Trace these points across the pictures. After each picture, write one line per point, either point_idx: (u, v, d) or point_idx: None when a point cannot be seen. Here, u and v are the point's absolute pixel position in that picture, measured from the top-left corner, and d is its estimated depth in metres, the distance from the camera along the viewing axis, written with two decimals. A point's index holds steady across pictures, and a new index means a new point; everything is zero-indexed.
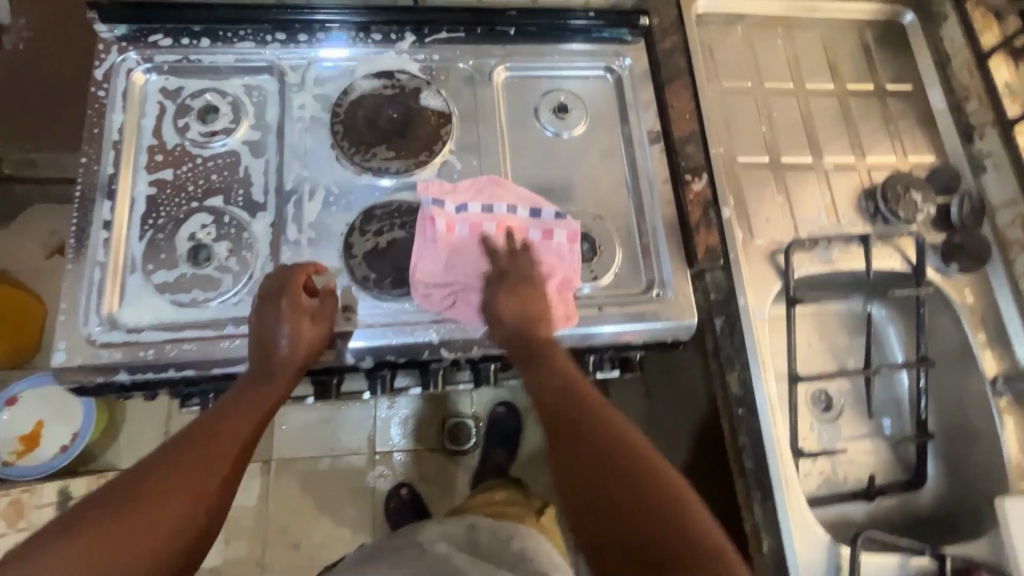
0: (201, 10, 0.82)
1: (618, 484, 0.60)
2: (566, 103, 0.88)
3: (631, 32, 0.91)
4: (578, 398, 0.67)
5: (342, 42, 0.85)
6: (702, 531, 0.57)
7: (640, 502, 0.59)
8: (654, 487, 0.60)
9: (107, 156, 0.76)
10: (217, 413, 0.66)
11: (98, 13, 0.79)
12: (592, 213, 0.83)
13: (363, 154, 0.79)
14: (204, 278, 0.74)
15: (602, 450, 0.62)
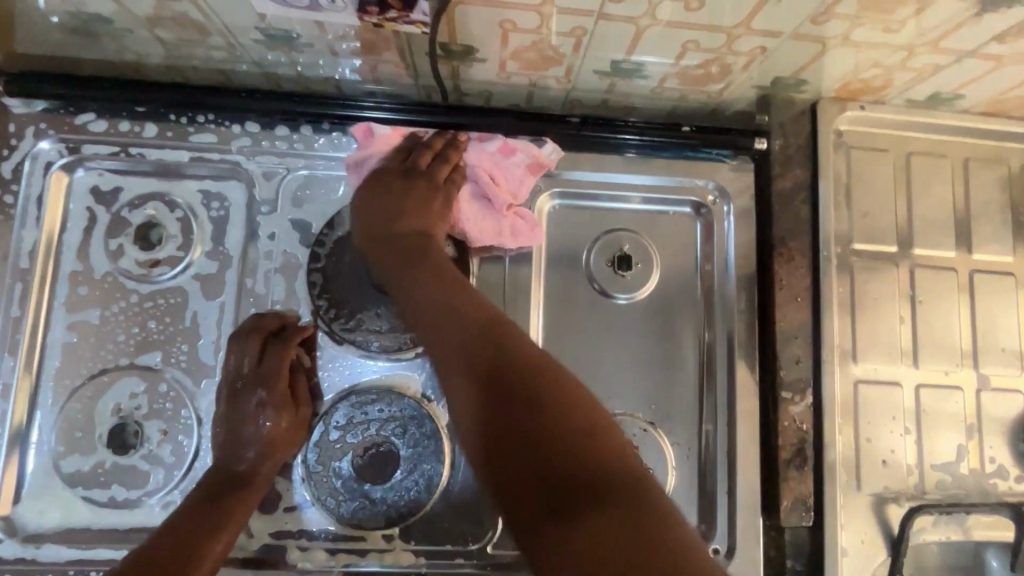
0: (147, 85, 0.60)
1: (527, 427, 0.43)
2: (631, 254, 0.64)
3: (735, 156, 0.65)
4: (495, 338, 0.49)
5: (334, 145, 0.63)
6: (649, 489, 0.41)
7: (560, 439, 0.42)
8: (582, 425, 0.43)
9: (16, 291, 0.58)
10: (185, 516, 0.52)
11: (4, 83, 0.58)
12: (645, 422, 0.62)
13: (345, 319, 0.59)
14: (127, 470, 0.58)
15: (510, 381, 0.46)
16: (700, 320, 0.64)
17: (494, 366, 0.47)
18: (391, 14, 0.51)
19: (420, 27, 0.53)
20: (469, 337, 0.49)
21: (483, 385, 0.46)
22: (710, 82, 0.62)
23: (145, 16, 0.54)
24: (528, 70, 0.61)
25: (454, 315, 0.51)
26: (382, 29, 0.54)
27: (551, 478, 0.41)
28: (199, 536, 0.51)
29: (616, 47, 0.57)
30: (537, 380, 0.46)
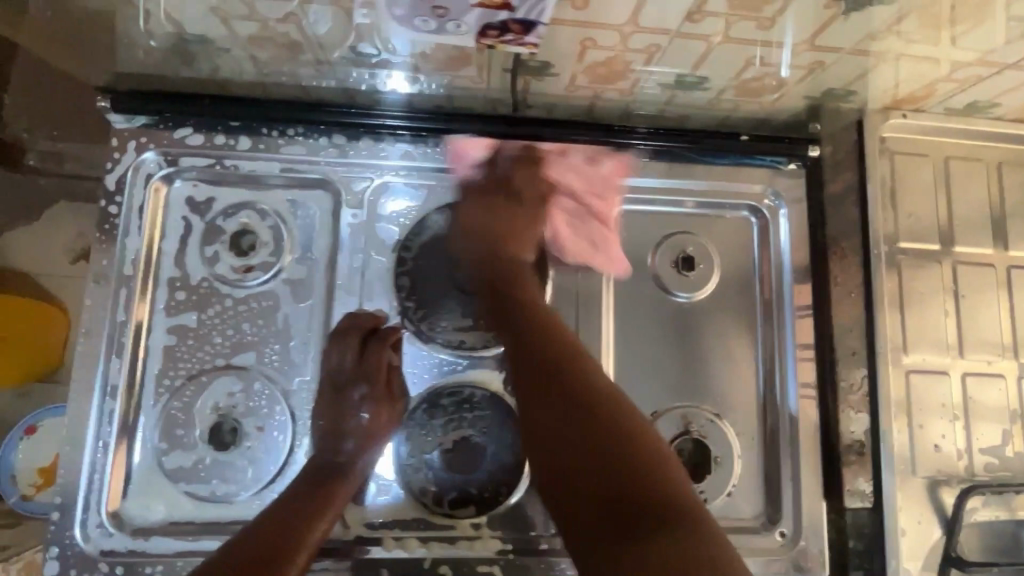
0: (243, 103, 0.65)
1: (550, 421, 0.51)
2: (693, 255, 0.68)
3: (791, 162, 0.69)
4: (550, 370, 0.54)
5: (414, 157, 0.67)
6: (671, 491, 0.46)
7: (628, 459, 0.48)
8: (641, 455, 0.48)
9: (120, 296, 0.61)
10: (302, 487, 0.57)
11: (111, 100, 0.63)
12: (710, 412, 0.66)
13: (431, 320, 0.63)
14: (226, 466, 0.61)
15: (605, 412, 0.50)
16: (755, 315, 0.68)
17: (553, 379, 0.53)
18: (509, 37, 0.56)
19: (529, 48, 0.59)
20: (579, 363, 0.54)
21: (540, 404, 0.52)
22: (765, 93, 0.66)
23: (248, 36, 0.58)
24: (594, 84, 0.66)
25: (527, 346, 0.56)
26: (492, 50, 0.59)
27: (599, 491, 0.47)
28: (304, 516, 0.55)
29: (682, 61, 0.61)
30: (581, 395, 0.51)
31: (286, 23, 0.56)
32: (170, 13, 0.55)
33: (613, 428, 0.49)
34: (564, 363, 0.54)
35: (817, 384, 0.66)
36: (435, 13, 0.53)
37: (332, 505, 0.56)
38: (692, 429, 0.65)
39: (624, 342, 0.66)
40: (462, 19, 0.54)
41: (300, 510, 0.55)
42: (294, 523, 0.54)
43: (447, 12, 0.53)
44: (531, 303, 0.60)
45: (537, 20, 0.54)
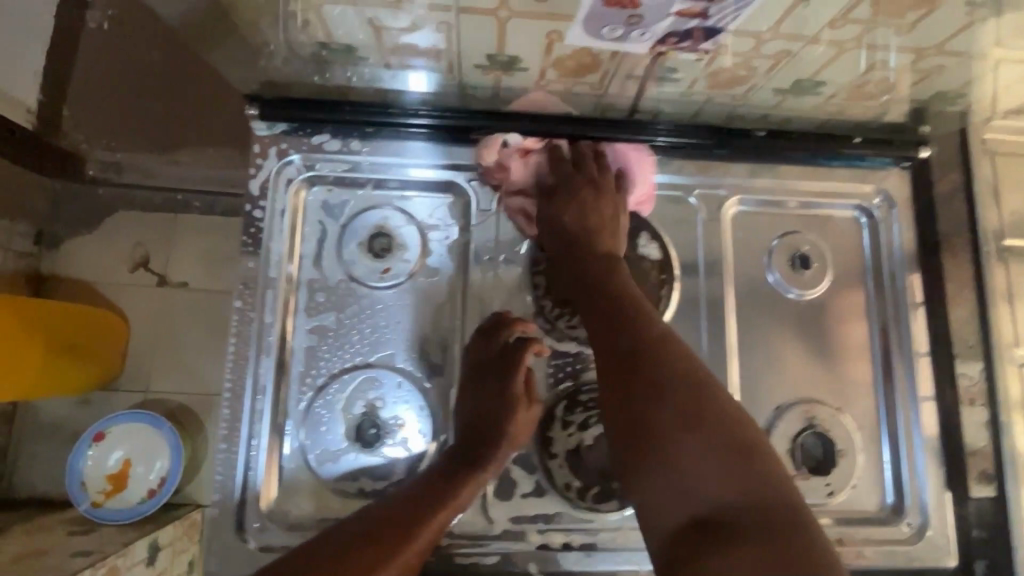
0: (379, 110, 0.68)
1: (628, 379, 0.52)
2: (808, 255, 0.71)
3: (898, 163, 0.73)
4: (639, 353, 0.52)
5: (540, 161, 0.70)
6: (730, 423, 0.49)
7: (727, 462, 0.47)
8: (733, 432, 0.48)
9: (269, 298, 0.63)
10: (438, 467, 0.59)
11: (258, 109, 0.66)
12: (832, 407, 0.68)
13: (567, 318, 0.64)
14: (371, 463, 0.62)
15: (683, 397, 0.49)
16: (867, 310, 0.71)
17: (636, 376, 0.51)
18: (682, 41, 0.58)
19: (699, 53, 0.61)
20: (646, 351, 0.53)
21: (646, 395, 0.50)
22: (875, 95, 0.69)
23: (395, 44, 0.61)
24: (710, 89, 0.69)
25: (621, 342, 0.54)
26: (662, 55, 0.61)
27: (653, 413, 0.50)
28: (427, 503, 0.56)
29: (804, 65, 0.64)
30: (659, 360, 0.51)
31: (435, 32, 0.59)
32: (326, 25, 0.58)
33: (706, 422, 0.48)
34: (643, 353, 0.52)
35: (933, 375, 0.69)
36: (627, 22, 0.55)
37: (456, 503, 0.57)
38: (816, 421, 0.67)
39: (746, 338, 0.68)
40: (652, 27, 0.56)
41: (435, 497, 0.56)
42: (419, 508, 0.55)
43: (639, 21, 0.55)
44: (625, 290, 0.59)
45: (723, 27, 0.56)
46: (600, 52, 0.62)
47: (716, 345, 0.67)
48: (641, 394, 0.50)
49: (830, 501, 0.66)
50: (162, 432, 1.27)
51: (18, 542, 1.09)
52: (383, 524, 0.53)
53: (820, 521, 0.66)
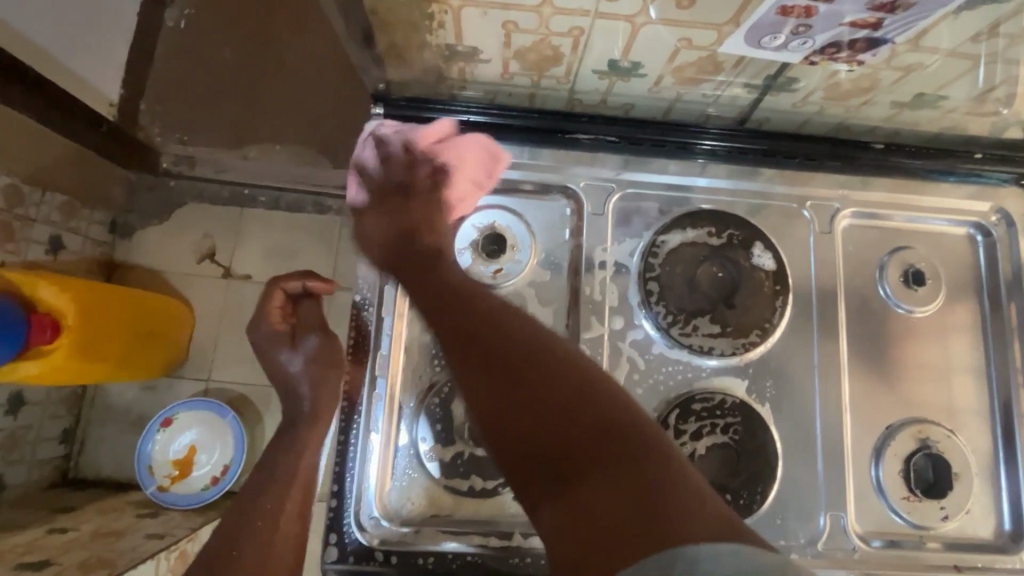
0: (498, 114, 0.70)
1: (511, 407, 0.50)
2: (922, 272, 0.69)
3: (1017, 180, 0.71)
4: (465, 337, 0.54)
5: (654, 167, 0.71)
6: (594, 399, 0.49)
7: (561, 427, 0.48)
8: (569, 389, 0.49)
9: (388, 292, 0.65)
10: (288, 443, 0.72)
11: (383, 107, 0.68)
12: (946, 428, 0.66)
13: (682, 326, 0.63)
14: (483, 463, 0.61)
15: (529, 376, 0.50)
16: (981, 331, 0.69)
17: (475, 346, 0.53)
18: (833, 51, 0.59)
19: (851, 64, 0.61)
20: (533, 351, 0.52)
21: (467, 376, 0.53)
22: (999, 111, 0.67)
23: (521, 47, 0.62)
24: (827, 100, 0.68)
25: (445, 315, 0.56)
26: (811, 65, 0.61)
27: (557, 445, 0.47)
28: (275, 469, 0.70)
29: (932, 78, 0.63)
30: (524, 364, 0.51)
31: (564, 36, 0.60)
32: (459, 27, 0.59)
33: (560, 398, 0.49)
34: (448, 314, 0.56)
35: None
36: (794, 30, 0.56)
37: (305, 451, 0.71)
38: (931, 442, 0.65)
39: (855, 354, 0.67)
40: (817, 36, 0.56)
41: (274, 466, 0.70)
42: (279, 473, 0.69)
43: (806, 30, 0.56)
44: (458, 274, 0.60)
45: (888, 39, 0.57)
46: (726, 60, 0.62)
47: (827, 359, 0.66)
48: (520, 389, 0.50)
49: (944, 526, 0.64)
50: (225, 421, 1.31)
51: (95, 522, 1.12)
52: (274, 492, 0.67)
53: (930, 545, 0.64)
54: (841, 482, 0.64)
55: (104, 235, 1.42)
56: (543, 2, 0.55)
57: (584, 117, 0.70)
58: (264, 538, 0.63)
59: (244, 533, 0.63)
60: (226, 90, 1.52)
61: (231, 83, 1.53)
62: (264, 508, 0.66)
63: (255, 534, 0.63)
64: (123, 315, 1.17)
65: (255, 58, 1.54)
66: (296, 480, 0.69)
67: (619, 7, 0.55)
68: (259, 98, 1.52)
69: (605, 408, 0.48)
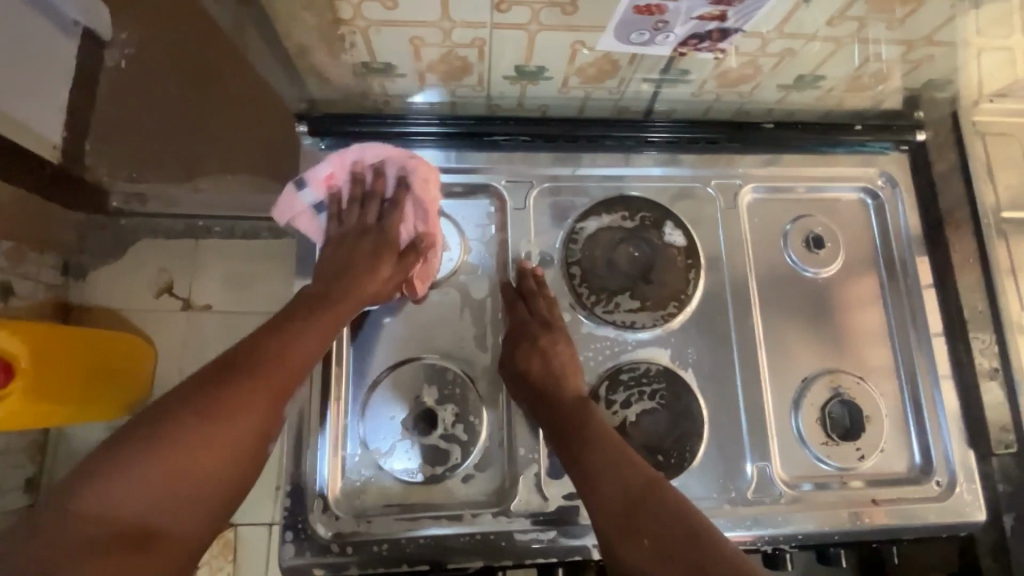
0: (417, 123, 0.74)
1: (595, 493, 0.58)
2: (821, 236, 0.75)
3: (897, 147, 0.79)
4: (585, 473, 0.59)
5: (571, 161, 0.76)
6: (650, 480, 0.57)
7: (709, 569, 0.51)
8: (642, 496, 0.57)
9: None
10: (185, 426, 0.50)
11: (307, 125, 0.72)
12: (855, 375, 0.72)
13: (604, 304, 0.69)
14: (428, 450, 0.65)
15: (622, 495, 0.57)
16: (879, 283, 0.76)
17: (604, 485, 0.58)
18: (700, 43, 0.64)
19: (716, 53, 0.66)
20: (602, 480, 0.58)
21: (606, 512, 0.57)
22: (872, 86, 0.75)
23: (431, 60, 0.66)
24: (721, 87, 0.75)
25: (577, 458, 0.60)
26: (682, 56, 0.67)
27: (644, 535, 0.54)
28: (282, 345, 0.57)
29: (806, 61, 0.69)
30: (607, 468, 0.59)
31: (468, 46, 0.64)
32: (370, 44, 0.63)
33: (637, 513, 0.56)
34: (582, 455, 0.60)
35: (945, 341, 0.73)
36: (654, 26, 0.60)
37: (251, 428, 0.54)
38: (842, 389, 0.71)
39: (771, 316, 0.73)
40: (675, 30, 0.61)
41: (263, 340, 0.57)
42: (269, 347, 0.57)
43: (664, 25, 0.60)
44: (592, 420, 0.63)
45: (738, 28, 0.62)
46: (621, 58, 0.67)
47: (743, 322, 0.71)
48: (595, 486, 0.58)
49: (861, 465, 0.70)
50: None
51: None
52: (251, 360, 0.55)
53: (849, 484, 0.70)
54: (765, 434, 0.69)
55: (56, 278, 1.40)
56: (441, 17, 0.59)
57: (500, 120, 0.75)
58: (213, 454, 0.51)
59: (193, 421, 0.51)
60: (173, 125, 1.54)
61: (178, 118, 1.55)
62: (236, 426, 0.52)
63: (184, 463, 0.49)
64: (77, 355, 1.18)
65: (201, 91, 1.57)
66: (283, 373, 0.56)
67: (512, 18, 0.59)
68: (207, 131, 1.54)
69: (678, 511, 0.55)
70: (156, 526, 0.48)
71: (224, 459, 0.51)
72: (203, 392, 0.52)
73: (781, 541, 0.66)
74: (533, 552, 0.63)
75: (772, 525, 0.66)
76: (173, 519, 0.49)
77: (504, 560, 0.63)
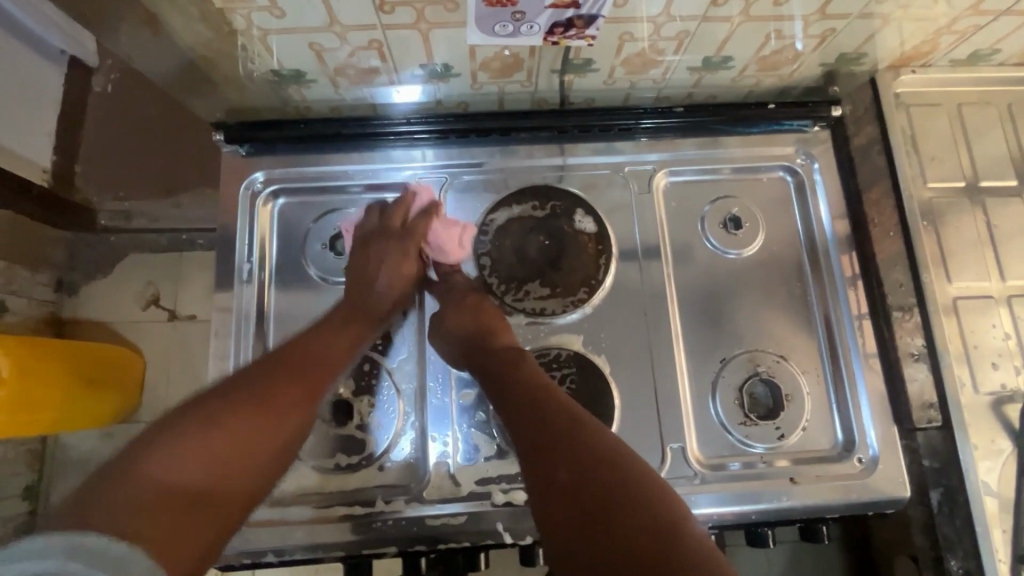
0: (332, 124, 0.77)
1: (533, 431, 0.58)
2: (740, 215, 0.76)
3: (815, 124, 0.78)
4: (523, 420, 0.59)
5: (488, 154, 0.78)
6: (588, 424, 0.57)
7: (643, 512, 0.49)
8: (580, 433, 0.56)
9: (246, 304, 0.72)
10: (241, 401, 0.57)
11: (223, 133, 0.75)
12: (775, 353, 0.72)
13: (514, 293, 0.70)
14: (344, 440, 0.67)
15: (559, 430, 0.57)
16: (803, 261, 0.75)
17: (542, 424, 0.58)
18: (570, 32, 0.64)
19: (587, 40, 0.66)
20: (544, 416, 0.58)
21: (540, 455, 0.56)
22: (784, 64, 0.75)
23: (336, 64, 0.69)
24: (630, 74, 0.75)
25: (516, 405, 0.60)
26: (555, 45, 0.67)
27: (581, 466, 0.53)
28: (317, 355, 0.63)
29: (707, 43, 0.70)
30: (549, 408, 0.59)
31: (366, 48, 0.66)
32: (272, 51, 0.66)
33: (579, 445, 0.55)
34: (522, 403, 0.60)
35: (870, 317, 0.72)
36: (513, 17, 0.61)
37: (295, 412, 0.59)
38: (761, 368, 0.71)
39: (688, 298, 0.73)
40: (536, 20, 0.61)
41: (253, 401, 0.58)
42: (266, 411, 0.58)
43: (523, 16, 0.60)
44: (535, 375, 0.63)
45: (598, 14, 0.61)
46: (519, 51, 0.68)
47: (660, 306, 0.72)
48: (537, 424, 0.58)
49: (782, 444, 0.69)
50: None
51: None
52: (290, 362, 0.62)
53: (771, 463, 0.69)
54: (681, 416, 0.69)
55: (49, 295, 1.47)
56: (331, 22, 0.61)
57: (417, 119, 0.78)
58: (252, 438, 0.55)
59: (239, 417, 0.56)
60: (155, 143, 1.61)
61: (159, 137, 1.61)
62: (277, 421, 0.58)
63: (249, 430, 0.55)
64: (63, 367, 1.23)
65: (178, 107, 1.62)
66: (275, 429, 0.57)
67: (399, 18, 0.61)
68: (185, 146, 1.60)
69: (617, 457, 0.54)
70: (159, 530, 0.46)
71: (274, 436, 0.57)
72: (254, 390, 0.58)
73: (700, 523, 0.66)
74: (445, 537, 0.65)
75: (690, 508, 0.66)
76: (216, 491, 0.52)
77: (417, 544, 0.64)
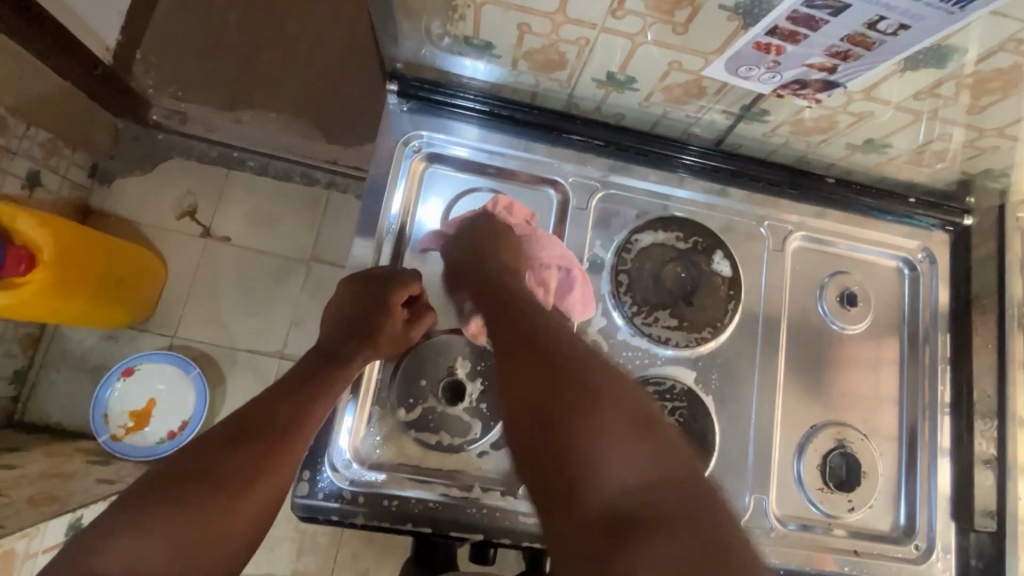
0: (505, 106, 0.77)
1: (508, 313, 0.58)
2: (857, 294, 0.79)
3: (941, 227, 0.83)
4: (517, 308, 0.58)
5: (640, 173, 0.79)
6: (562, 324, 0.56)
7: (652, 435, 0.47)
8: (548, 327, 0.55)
9: (381, 261, 0.71)
10: (269, 405, 0.55)
11: (396, 85, 0.74)
12: (861, 433, 0.75)
13: (645, 316, 0.73)
14: (453, 420, 0.67)
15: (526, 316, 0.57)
16: (902, 351, 0.79)
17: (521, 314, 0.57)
18: (805, 90, 0.66)
19: (812, 101, 0.68)
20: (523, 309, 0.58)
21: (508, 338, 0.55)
22: (932, 163, 0.77)
23: (528, 49, 0.67)
24: (793, 133, 0.76)
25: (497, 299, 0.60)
26: (776, 97, 0.68)
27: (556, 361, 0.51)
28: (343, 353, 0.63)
29: (879, 127, 0.71)
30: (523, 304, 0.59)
31: (571, 43, 0.65)
32: (478, 20, 0.64)
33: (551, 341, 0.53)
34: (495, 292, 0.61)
35: (950, 418, 0.77)
36: (766, 64, 0.62)
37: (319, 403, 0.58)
38: (846, 442, 0.74)
39: (795, 360, 0.76)
40: (784, 73, 0.63)
41: (264, 408, 0.55)
42: (274, 423, 0.54)
43: (778, 65, 0.62)
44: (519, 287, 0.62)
45: (843, 83, 0.63)
46: (710, 86, 0.68)
47: (768, 362, 0.75)
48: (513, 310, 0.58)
49: (849, 517, 0.73)
50: (190, 377, 1.30)
51: (42, 463, 1.09)
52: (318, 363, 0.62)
53: (836, 533, 0.72)
54: (766, 470, 0.72)
55: (82, 178, 1.36)
56: (557, 11, 0.60)
57: (584, 121, 0.78)
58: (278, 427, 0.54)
59: (264, 410, 0.55)
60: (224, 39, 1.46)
61: (230, 34, 1.47)
62: (294, 408, 0.56)
63: (274, 418, 0.54)
64: (100, 258, 1.14)
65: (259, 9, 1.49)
66: (293, 436, 0.54)
67: (622, 26, 0.61)
68: (256, 52, 1.47)
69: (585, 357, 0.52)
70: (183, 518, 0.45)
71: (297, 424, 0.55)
72: (283, 391, 0.58)
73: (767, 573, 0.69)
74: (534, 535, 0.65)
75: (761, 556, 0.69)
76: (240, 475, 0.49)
77: (503, 538, 0.65)
